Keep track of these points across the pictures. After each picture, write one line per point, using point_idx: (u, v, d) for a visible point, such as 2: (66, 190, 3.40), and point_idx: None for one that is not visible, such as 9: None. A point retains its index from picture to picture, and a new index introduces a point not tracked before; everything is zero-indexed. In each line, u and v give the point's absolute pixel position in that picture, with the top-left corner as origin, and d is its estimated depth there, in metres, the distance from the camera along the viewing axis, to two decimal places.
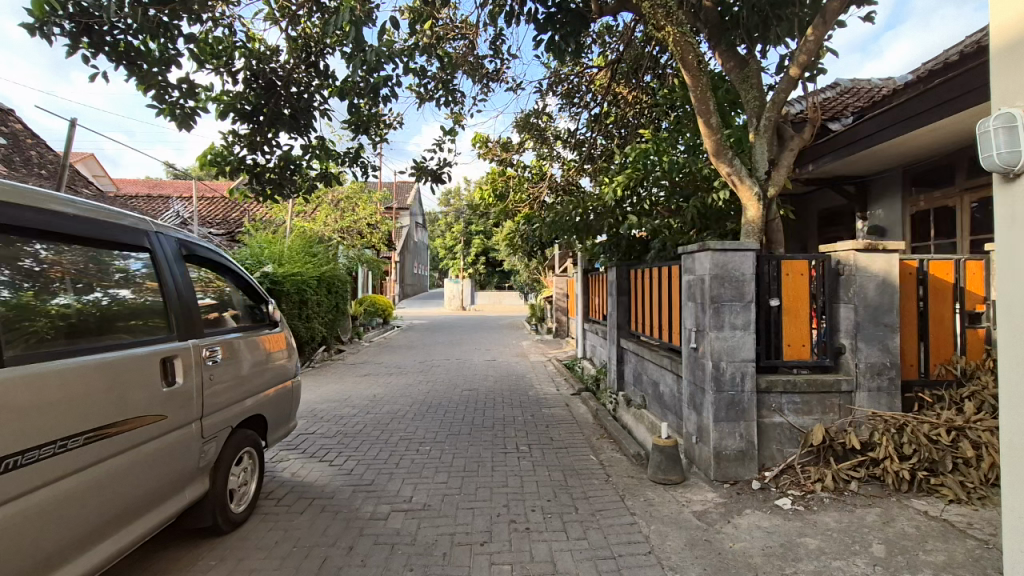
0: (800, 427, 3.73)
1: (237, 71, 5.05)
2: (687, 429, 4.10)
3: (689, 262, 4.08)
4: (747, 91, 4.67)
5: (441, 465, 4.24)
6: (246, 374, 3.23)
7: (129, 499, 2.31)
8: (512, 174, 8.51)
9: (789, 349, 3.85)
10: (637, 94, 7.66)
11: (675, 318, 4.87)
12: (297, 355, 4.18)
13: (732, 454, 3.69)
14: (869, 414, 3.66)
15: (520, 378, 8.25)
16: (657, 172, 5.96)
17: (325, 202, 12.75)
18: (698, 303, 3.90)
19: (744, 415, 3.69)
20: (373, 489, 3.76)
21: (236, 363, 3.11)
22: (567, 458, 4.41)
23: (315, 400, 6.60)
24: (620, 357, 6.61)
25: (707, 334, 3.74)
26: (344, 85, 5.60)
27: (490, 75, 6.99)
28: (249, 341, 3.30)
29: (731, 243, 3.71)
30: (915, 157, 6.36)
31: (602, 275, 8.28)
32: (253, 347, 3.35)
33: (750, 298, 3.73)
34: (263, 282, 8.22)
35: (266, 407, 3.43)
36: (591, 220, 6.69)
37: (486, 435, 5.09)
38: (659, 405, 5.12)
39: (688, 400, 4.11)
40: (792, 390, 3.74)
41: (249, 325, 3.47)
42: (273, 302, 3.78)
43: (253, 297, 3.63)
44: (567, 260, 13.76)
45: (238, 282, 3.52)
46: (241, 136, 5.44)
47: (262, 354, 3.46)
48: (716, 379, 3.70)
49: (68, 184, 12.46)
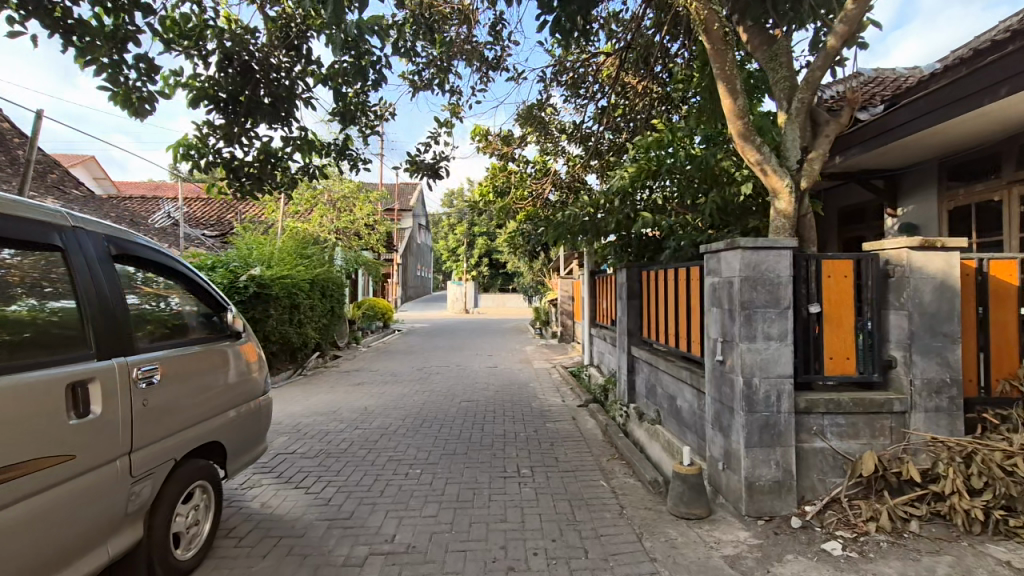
0: (845, 453, 3.22)
1: (210, 54, 4.58)
2: (712, 454, 3.59)
3: (715, 263, 3.58)
4: (777, 70, 4.23)
5: (432, 494, 3.75)
6: (198, 394, 2.75)
7: (30, 563, 1.81)
8: (514, 171, 8.03)
9: (830, 363, 3.34)
10: (646, 84, 7.17)
11: (694, 326, 4.37)
12: (268, 370, 3.69)
13: (767, 486, 3.17)
14: (927, 440, 3.14)
15: (523, 387, 7.75)
16: (672, 164, 5.47)
17: (321, 203, 12.30)
18: (725, 310, 3.40)
19: (781, 440, 3.18)
20: (351, 525, 3.27)
21: (186, 382, 2.65)
22: (574, 484, 3.91)
23: (302, 413, 6.12)
24: (631, 368, 6.10)
25: (737, 346, 3.24)
26: (330, 71, 5.13)
27: (490, 63, 6.52)
28: (201, 356, 2.81)
29: (764, 241, 3.22)
30: (953, 148, 5.84)
31: (610, 277, 7.79)
32: (206, 363, 2.85)
33: (786, 304, 3.23)
34: (251, 286, 7.76)
35: (222, 432, 2.95)
36: (599, 219, 6.22)
37: (484, 455, 4.61)
38: (676, 422, 4.61)
39: (714, 421, 3.60)
40: (835, 411, 3.22)
41: (203, 338, 2.97)
42: (235, 308, 3.31)
43: (206, 304, 3.12)
44: (572, 261, 13.26)
45: (191, 286, 3.04)
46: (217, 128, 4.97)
47: (218, 371, 2.97)
48: (748, 399, 3.19)
49: (55, 184, 12.06)
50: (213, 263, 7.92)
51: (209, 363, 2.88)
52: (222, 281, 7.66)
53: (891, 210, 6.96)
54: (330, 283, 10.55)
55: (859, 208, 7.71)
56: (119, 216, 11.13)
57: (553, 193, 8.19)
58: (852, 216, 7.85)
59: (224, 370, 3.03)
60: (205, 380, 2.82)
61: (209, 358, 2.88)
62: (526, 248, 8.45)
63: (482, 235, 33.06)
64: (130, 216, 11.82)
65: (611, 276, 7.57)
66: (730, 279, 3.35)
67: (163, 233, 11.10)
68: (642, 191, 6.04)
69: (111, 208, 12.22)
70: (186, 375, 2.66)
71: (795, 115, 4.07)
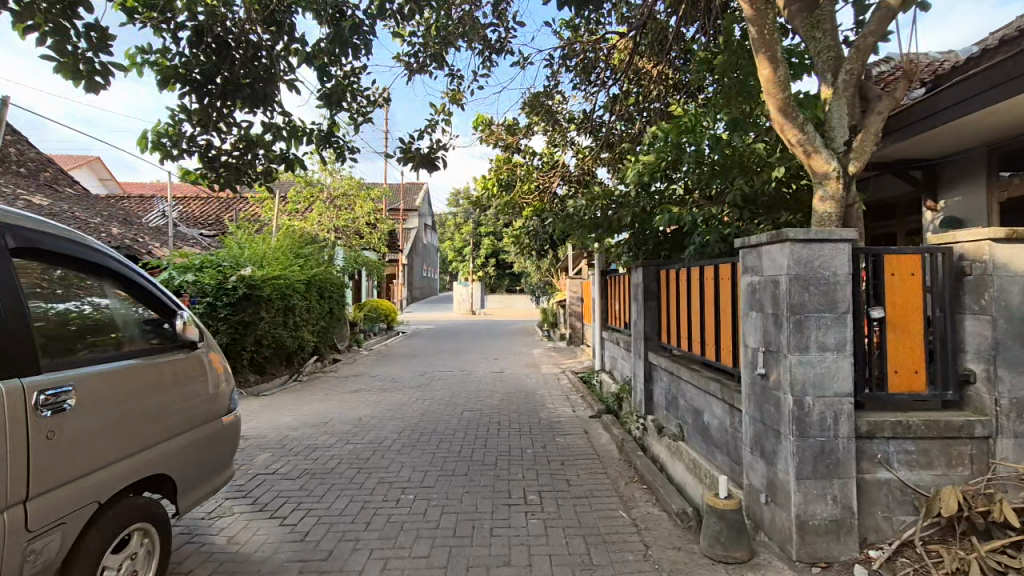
0: (916, 487, 2.69)
1: (181, 30, 4.13)
2: (752, 483, 3.07)
3: (755, 259, 3.06)
4: (819, 39, 3.66)
5: (424, 527, 3.26)
6: (133, 418, 2.30)
7: None
8: (519, 163, 7.52)
9: (894, 378, 2.80)
10: (662, 68, 6.65)
11: (724, 332, 3.86)
12: (232, 386, 3.23)
13: (822, 526, 2.65)
14: (1018, 472, 2.60)
15: (530, 394, 7.26)
16: (695, 151, 4.93)
17: (319, 200, 11.84)
18: (770, 314, 2.88)
19: (838, 471, 2.66)
20: (327, 569, 2.78)
21: (116, 404, 2.20)
22: (589, 515, 3.41)
23: (291, 425, 5.66)
24: (649, 376, 5.58)
25: (784, 358, 2.72)
26: (315, 50, 4.65)
27: (493, 46, 6.03)
28: (138, 372, 2.36)
29: (818, 232, 2.70)
30: (1006, 133, 5.26)
31: (622, 277, 7.27)
32: (146, 381, 2.40)
33: (844, 309, 2.71)
34: (241, 287, 7.30)
35: (166, 462, 2.50)
36: (611, 214, 5.73)
37: (486, 477, 4.10)
38: (703, 440, 4.10)
39: (753, 444, 3.08)
40: (904, 436, 2.69)
41: (142, 349, 2.51)
42: (188, 313, 2.85)
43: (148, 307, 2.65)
44: (582, 260, 12.75)
45: (128, 286, 2.57)
46: (191, 113, 4.53)
47: (163, 389, 2.52)
48: (799, 421, 2.67)
49: (48, 183, 11.71)
50: (202, 263, 7.48)
51: (150, 381, 2.43)
52: (211, 282, 7.21)
53: (930, 203, 6.36)
54: (328, 283, 10.10)
55: (895, 200, 7.12)
56: (111, 215, 10.73)
57: (561, 188, 7.70)
58: (888, 208, 7.27)
59: (171, 388, 2.58)
60: (143, 401, 2.38)
61: (150, 375, 2.43)
62: (534, 246, 7.93)
63: (489, 235, 32.60)
64: (124, 215, 11.42)
65: (624, 276, 7.05)
66: (777, 278, 2.82)
67: (157, 233, 10.69)
68: (659, 182, 5.53)
69: (105, 207, 11.83)
70: (116, 396, 2.21)
71: (843, 89, 3.52)
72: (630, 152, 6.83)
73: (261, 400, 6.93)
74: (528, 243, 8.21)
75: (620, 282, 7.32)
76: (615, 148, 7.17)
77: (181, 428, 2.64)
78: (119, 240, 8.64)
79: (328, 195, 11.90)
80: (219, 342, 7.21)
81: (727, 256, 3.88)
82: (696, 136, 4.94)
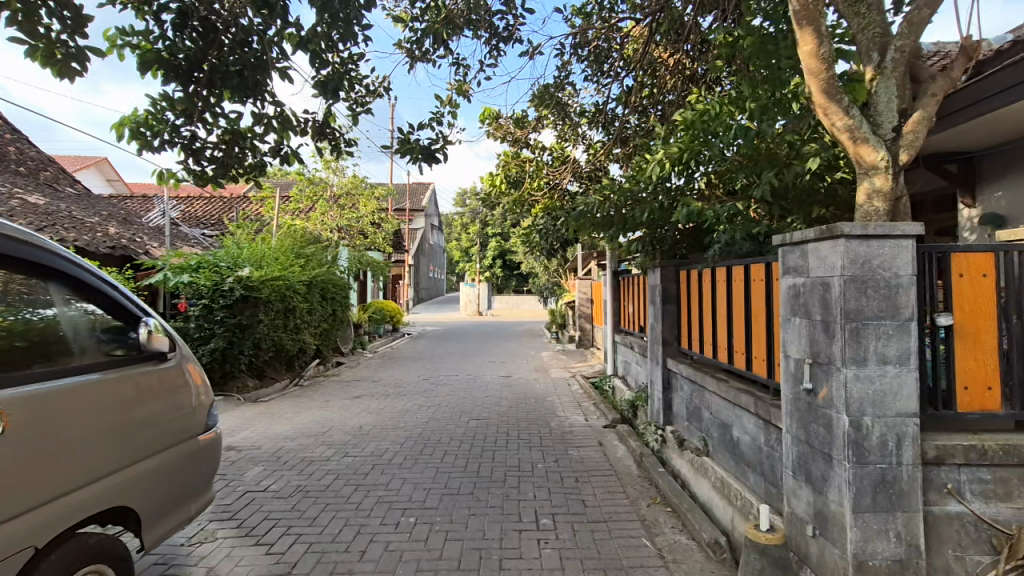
0: (994, 522, 2.32)
1: (165, 12, 3.83)
2: (797, 512, 2.71)
3: (800, 259, 2.70)
4: (863, 14, 3.24)
5: (424, 557, 2.93)
6: (69, 446, 2.01)
7: None
8: (529, 158, 7.17)
9: (964, 396, 2.43)
10: (679, 57, 6.29)
11: (758, 340, 3.50)
12: (213, 399, 2.91)
13: (884, 567, 2.29)
14: None
15: (539, 401, 6.92)
16: (718, 142, 4.57)
17: (321, 199, 11.50)
18: (820, 321, 2.52)
19: (902, 503, 2.30)
20: None
21: (43, 433, 1.90)
22: (609, 544, 3.06)
23: (288, 435, 5.35)
24: (668, 385, 5.22)
25: (838, 372, 2.37)
26: (309, 35, 4.31)
27: (500, 34, 5.69)
28: (78, 393, 2.06)
29: (879, 226, 2.34)
30: None
31: (636, 278, 6.92)
32: (88, 403, 2.10)
33: (907, 315, 2.34)
34: (239, 288, 7.01)
35: (128, 490, 2.26)
36: (627, 212, 5.38)
37: (494, 496, 3.77)
38: (733, 457, 3.74)
39: (798, 469, 2.72)
40: (978, 463, 2.32)
41: (91, 364, 2.21)
42: (153, 320, 2.62)
43: (106, 315, 2.42)
44: (592, 260, 12.39)
45: (82, 291, 2.33)
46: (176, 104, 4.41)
47: (113, 410, 2.21)
48: (855, 445, 2.31)
49: (47, 182, 11.50)
50: (198, 263, 7.18)
51: (94, 403, 2.12)
52: (206, 283, 6.91)
53: (967, 201, 5.97)
54: (330, 285, 9.80)
55: (930, 196, 6.71)
56: (110, 215, 10.48)
57: (573, 184, 7.35)
58: (921, 206, 6.87)
59: (124, 408, 2.28)
60: (84, 426, 2.08)
61: (94, 395, 2.13)
62: (543, 245, 7.57)
63: (496, 235, 32.32)
64: (123, 214, 11.17)
65: (639, 277, 6.69)
66: (828, 280, 2.46)
67: (156, 232, 10.43)
68: (678, 177, 5.17)
69: (105, 206, 11.57)
70: (44, 423, 1.91)
71: (892, 68, 3.15)
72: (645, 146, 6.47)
73: (259, 407, 6.63)
74: (537, 242, 7.88)
75: (634, 284, 6.97)
76: (629, 142, 6.82)
77: (139, 452, 2.34)
78: (116, 240, 8.38)
79: (331, 194, 11.59)
80: (215, 346, 6.88)
81: (760, 255, 3.52)
82: (720, 125, 4.57)
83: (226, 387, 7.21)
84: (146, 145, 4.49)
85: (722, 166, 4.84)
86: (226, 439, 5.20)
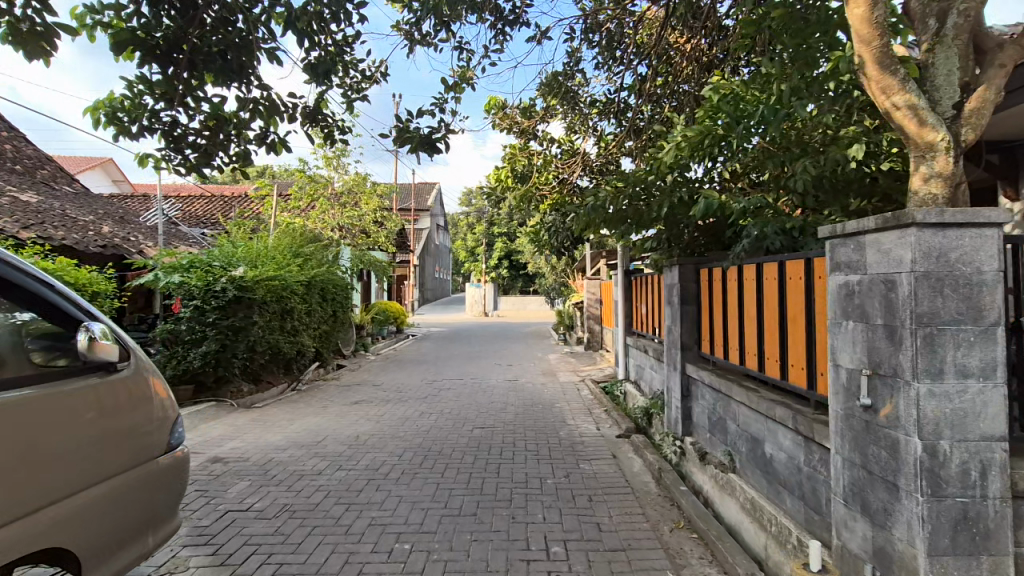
0: None
1: None
2: (851, 548, 2.33)
3: (857, 253, 2.32)
4: None
5: None
6: None
7: None
8: (537, 151, 6.81)
9: None
10: (696, 41, 5.91)
11: (796, 346, 3.13)
12: (180, 414, 2.56)
13: None
14: None
15: (547, 407, 6.57)
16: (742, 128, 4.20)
17: (323, 197, 11.14)
18: (882, 326, 2.15)
19: (987, 543, 1.92)
20: None
21: None
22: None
23: (280, 445, 5.03)
24: (688, 392, 4.86)
25: (907, 386, 1.99)
26: (296, 12, 3.93)
27: (506, 17, 5.34)
28: None
29: (959, 212, 1.95)
30: None
31: (650, 278, 6.56)
32: (13, 425, 1.77)
33: (992, 320, 1.96)
34: (231, 288, 6.70)
35: (70, 524, 1.94)
36: (643, 205, 5.03)
37: (499, 518, 3.41)
38: (766, 476, 3.36)
39: (851, 496, 2.34)
40: None
41: (18, 379, 1.88)
42: (97, 327, 2.29)
43: (34, 319, 2.11)
44: (601, 260, 12.02)
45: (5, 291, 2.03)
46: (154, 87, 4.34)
47: (43, 433, 1.88)
48: (930, 474, 1.94)
49: (44, 180, 11.25)
50: (189, 262, 6.87)
51: (15, 428, 1.78)
52: (199, 283, 6.61)
53: (1007, 193, 5.56)
54: (330, 285, 9.49)
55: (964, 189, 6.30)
56: (107, 214, 10.24)
57: (582, 179, 6.99)
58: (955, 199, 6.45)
59: (61, 427, 1.95)
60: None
61: (17, 418, 1.79)
62: (551, 244, 7.19)
63: (502, 235, 32.00)
64: (120, 213, 10.90)
65: (653, 276, 6.33)
66: (894, 276, 2.08)
67: (153, 231, 10.17)
68: (697, 167, 4.81)
69: (103, 205, 11.33)
70: None
71: (954, 37, 2.75)
72: (659, 137, 6.10)
73: (253, 414, 6.32)
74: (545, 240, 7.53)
75: (647, 284, 6.62)
76: (642, 134, 6.45)
77: (77, 483, 1.99)
78: (108, 238, 8.09)
79: (333, 192, 11.25)
80: (208, 349, 6.53)
81: (797, 251, 3.15)
82: (745, 109, 4.19)
83: (219, 392, 6.90)
84: (123, 131, 4.39)
85: (746, 156, 4.47)
86: (214, 450, 4.88)
